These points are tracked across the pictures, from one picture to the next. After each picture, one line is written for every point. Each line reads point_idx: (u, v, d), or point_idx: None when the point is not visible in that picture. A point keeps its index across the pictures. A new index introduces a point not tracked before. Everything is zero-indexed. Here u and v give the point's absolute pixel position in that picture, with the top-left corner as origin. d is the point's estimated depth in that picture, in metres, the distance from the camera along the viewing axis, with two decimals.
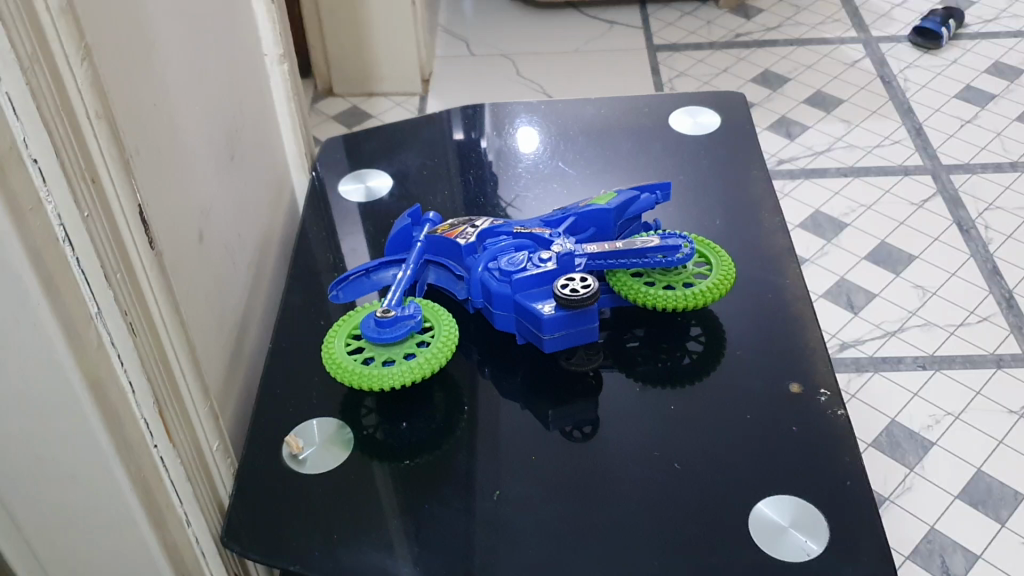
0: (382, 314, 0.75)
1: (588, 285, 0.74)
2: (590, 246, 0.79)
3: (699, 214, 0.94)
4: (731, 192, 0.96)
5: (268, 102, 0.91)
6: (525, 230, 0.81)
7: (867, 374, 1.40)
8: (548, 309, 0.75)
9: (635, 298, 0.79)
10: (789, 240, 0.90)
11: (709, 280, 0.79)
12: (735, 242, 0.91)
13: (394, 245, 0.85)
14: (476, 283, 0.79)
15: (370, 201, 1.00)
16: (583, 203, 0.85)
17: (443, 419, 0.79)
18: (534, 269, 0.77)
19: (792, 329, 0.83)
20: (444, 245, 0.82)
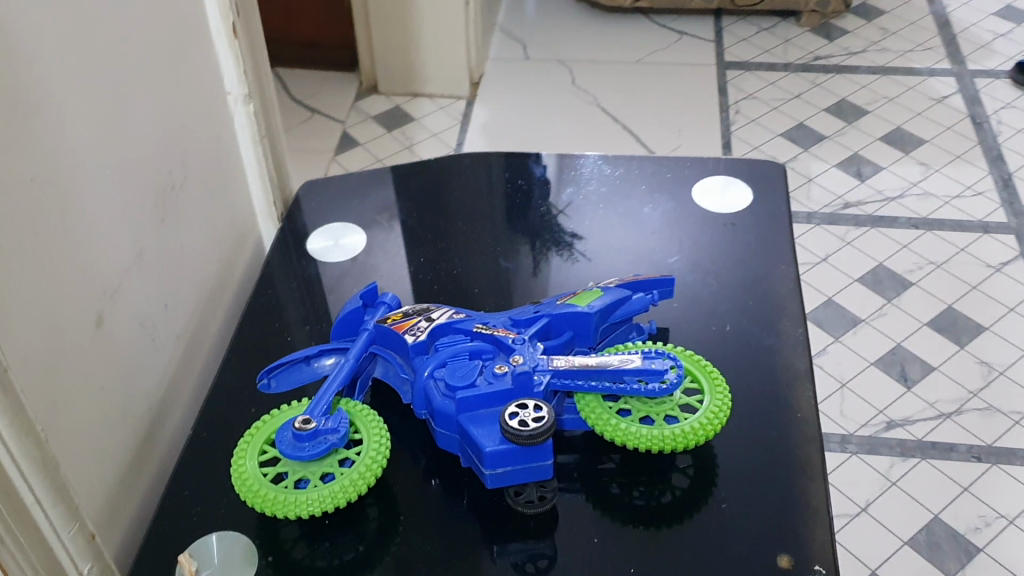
0: (301, 427, 0.64)
1: (541, 416, 0.62)
2: (556, 362, 0.66)
3: (707, 314, 0.80)
4: (751, 289, 0.82)
5: (227, 145, 0.81)
6: (487, 330, 0.69)
7: (913, 460, 1.24)
8: (494, 440, 0.63)
9: (603, 431, 0.66)
10: (808, 359, 0.77)
11: (696, 418, 0.66)
12: (744, 356, 0.77)
13: (341, 328, 0.74)
14: (420, 390, 0.67)
15: (345, 251, 0.89)
16: (563, 299, 0.73)
17: (372, 541, 0.68)
18: (485, 386, 0.65)
19: (794, 477, 0.70)
20: (392, 338, 0.70)
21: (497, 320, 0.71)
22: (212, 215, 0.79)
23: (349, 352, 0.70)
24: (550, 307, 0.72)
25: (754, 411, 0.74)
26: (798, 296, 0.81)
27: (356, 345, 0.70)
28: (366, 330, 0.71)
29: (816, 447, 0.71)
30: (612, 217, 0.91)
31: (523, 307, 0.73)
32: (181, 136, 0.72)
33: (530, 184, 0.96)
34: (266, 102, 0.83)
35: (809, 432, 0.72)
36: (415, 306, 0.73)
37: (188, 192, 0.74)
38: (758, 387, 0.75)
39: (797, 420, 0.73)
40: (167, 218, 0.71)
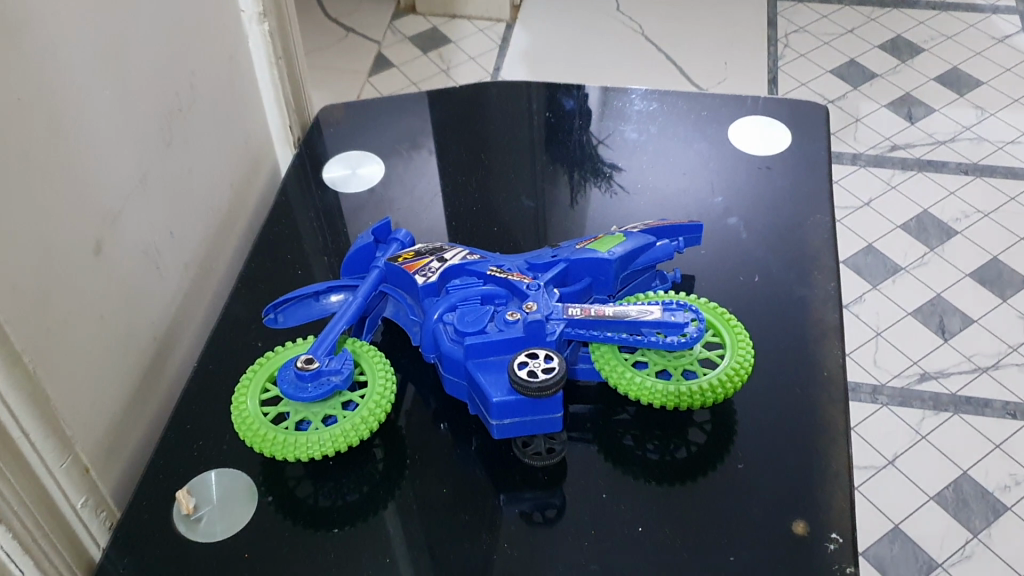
0: (304, 367, 0.62)
1: (552, 367, 0.60)
2: (571, 310, 0.64)
3: (735, 262, 0.76)
4: (783, 238, 0.78)
5: (239, 64, 0.78)
6: (501, 273, 0.66)
7: (945, 414, 1.20)
8: (502, 390, 0.61)
9: (616, 383, 0.63)
10: (840, 314, 0.73)
11: (715, 373, 0.63)
12: (772, 307, 0.73)
13: (352, 264, 0.72)
14: (429, 334, 0.65)
15: (361, 181, 0.85)
16: (582, 244, 0.70)
17: (378, 483, 0.66)
18: (495, 333, 0.63)
19: (815, 439, 0.66)
20: (402, 278, 0.68)
21: (513, 263, 0.68)
22: (223, 139, 0.76)
23: (357, 290, 0.68)
24: (568, 252, 0.69)
25: (777, 367, 0.70)
26: (833, 248, 0.77)
27: (365, 283, 0.68)
28: (377, 268, 0.69)
29: (841, 409, 0.67)
30: (649, 156, 0.87)
31: (541, 251, 0.70)
32: (187, 53, 0.69)
33: (562, 118, 0.92)
34: (282, 20, 0.80)
35: (834, 393, 0.68)
36: (428, 245, 0.71)
37: (196, 113, 0.71)
38: (783, 342, 0.71)
39: (823, 379, 0.69)
40: (172, 140, 0.68)
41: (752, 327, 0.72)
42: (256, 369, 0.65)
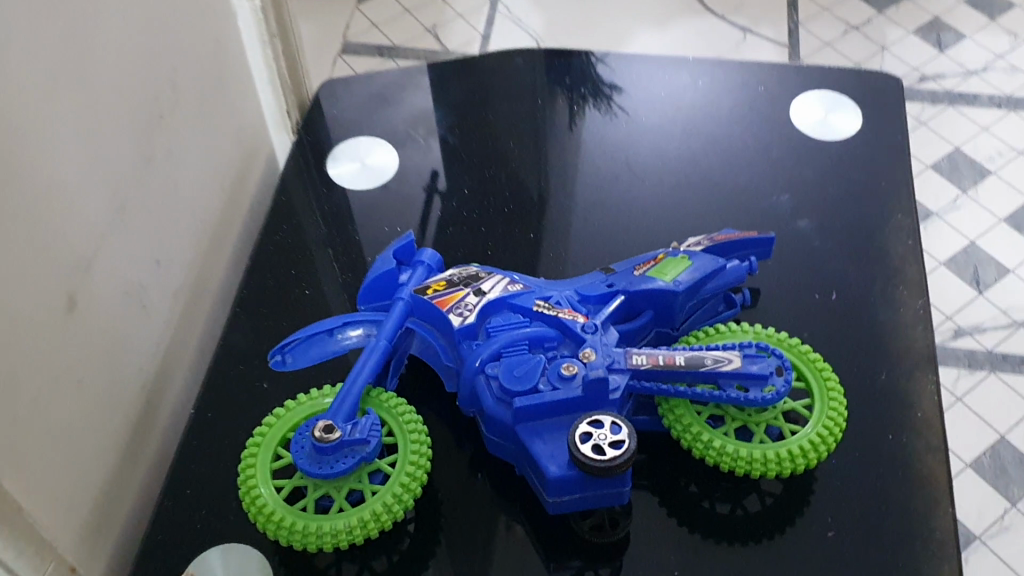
0: (319, 438, 0.52)
1: (620, 439, 0.50)
2: (634, 358, 0.54)
3: (809, 274, 0.66)
4: (860, 242, 0.68)
5: (227, 48, 0.66)
6: (550, 310, 0.56)
7: (980, 375, 0.96)
8: (560, 460, 0.51)
9: (689, 446, 0.54)
10: (932, 341, 0.63)
11: (805, 433, 0.54)
12: (854, 332, 0.63)
13: (369, 292, 0.61)
14: (467, 385, 0.55)
15: (369, 171, 0.74)
16: (641, 269, 0.59)
17: (410, 547, 0.57)
18: (549, 389, 0.53)
19: (912, 500, 0.57)
20: (431, 315, 0.58)
21: (561, 294, 0.58)
22: (212, 139, 0.65)
23: (380, 330, 0.57)
24: (626, 280, 0.59)
25: (864, 408, 0.61)
26: (919, 256, 0.67)
27: (388, 321, 0.58)
28: (401, 301, 0.58)
29: (942, 462, 0.58)
30: (694, 139, 0.76)
31: (592, 276, 0.60)
32: (165, 49, 0.58)
33: (591, 91, 0.81)
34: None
35: (932, 441, 0.59)
36: (458, 269, 0.60)
37: (179, 118, 0.60)
38: (869, 376, 0.61)
39: (918, 423, 0.60)
40: (153, 155, 0.57)
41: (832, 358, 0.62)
42: (264, 435, 0.55)
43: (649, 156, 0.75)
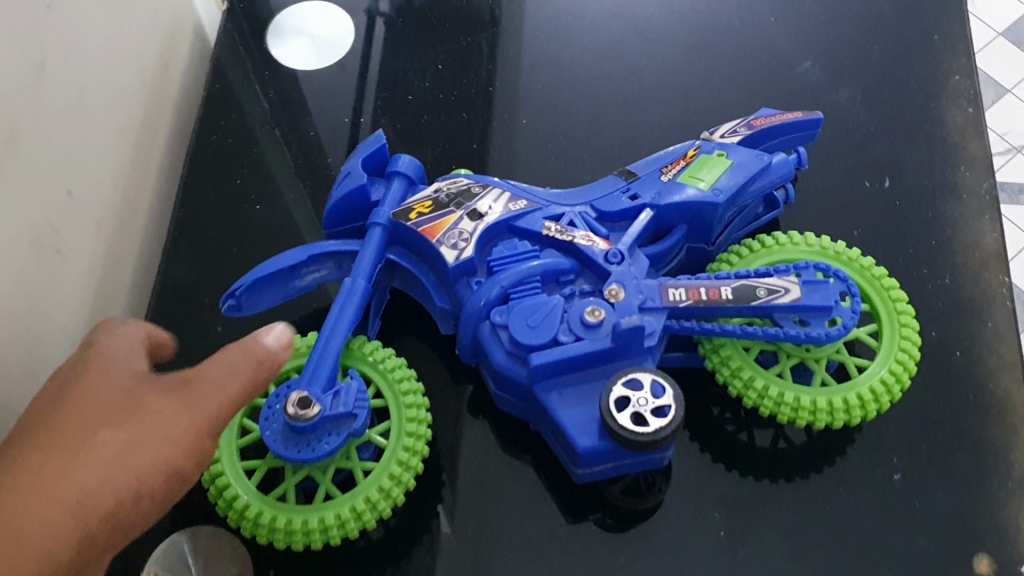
0: (293, 417, 0.41)
1: (667, 404, 0.41)
2: (671, 294, 0.44)
3: (854, 158, 0.57)
4: (911, 117, 0.58)
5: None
6: (562, 235, 0.46)
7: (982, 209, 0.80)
8: (590, 428, 0.42)
9: (738, 393, 0.45)
10: (1001, 234, 0.54)
11: (875, 371, 0.45)
12: (911, 230, 0.54)
13: (334, 212, 0.50)
14: (467, 334, 0.45)
15: (319, 53, 0.63)
16: (669, 172, 0.49)
17: (407, 508, 0.48)
18: (571, 341, 0.43)
19: (987, 427, 0.50)
20: (420, 246, 0.47)
21: (574, 211, 0.48)
22: (125, 21, 0.52)
23: (355, 266, 0.46)
24: (652, 188, 0.48)
25: (926, 320, 0.52)
26: (981, 128, 0.57)
27: (365, 253, 0.47)
28: (378, 228, 0.48)
29: (1017, 382, 0.51)
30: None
31: (609, 182, 0.49)
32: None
33: None
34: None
35: (1005, 355, 0.51)
36: (448, 182, 0.49)
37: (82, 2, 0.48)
38: (930, 281, 0.53)
39: (988, 335, 0.52)
40: (54, 60, 0.45)
41: (888, 262, 0.53)
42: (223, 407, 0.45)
43: (657, 15, 0.64)
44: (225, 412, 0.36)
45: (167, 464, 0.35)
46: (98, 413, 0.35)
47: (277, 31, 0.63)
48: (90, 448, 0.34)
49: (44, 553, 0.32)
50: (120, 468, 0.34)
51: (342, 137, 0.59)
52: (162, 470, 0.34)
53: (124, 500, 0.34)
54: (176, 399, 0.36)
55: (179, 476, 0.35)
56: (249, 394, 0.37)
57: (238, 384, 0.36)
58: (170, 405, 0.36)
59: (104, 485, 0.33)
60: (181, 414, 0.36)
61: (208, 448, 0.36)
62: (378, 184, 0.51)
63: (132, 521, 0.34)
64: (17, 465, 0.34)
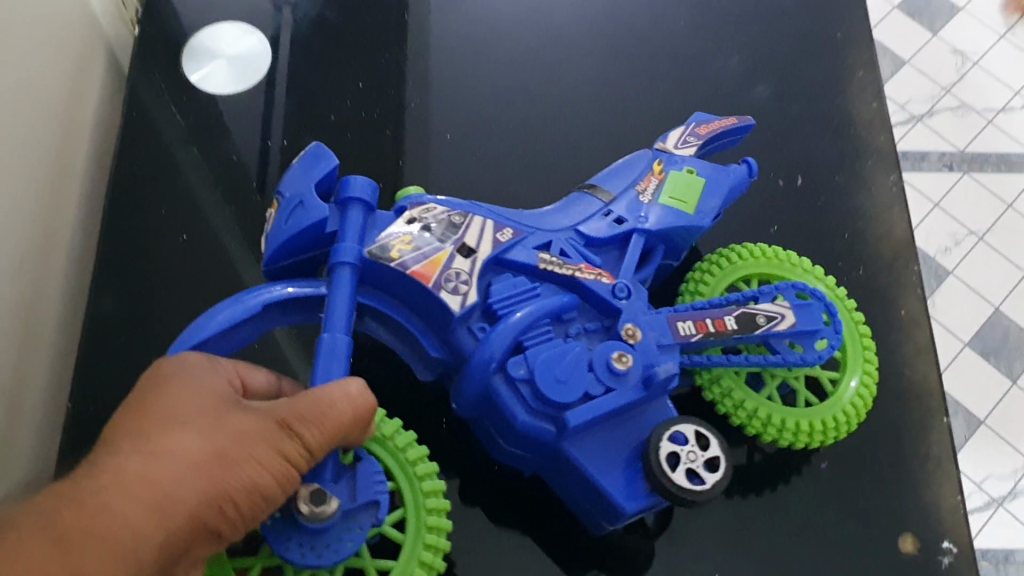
0: (310, 514, 0.36)
1: (712, 455, 0.41)
2: (680, 328, 0.44)
3: (768, 157, 0.59)
4: (820, 115, 0.61)
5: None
6: (562, 270, 0.44)
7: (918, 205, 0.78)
8: (631, 477, 0.41)
9: (737, 421, 0.46)
10: (909, 224, 0.57)
11: (845, 400, 0.47)
12: (826, 225, 0.57)
13: (284, 248, 0.43)
14: (475, 390, 0.41)
15: (234, 73, 0.62)
16: (647, 192, 0.48)
17: None
18: (603, 391, 0.41)
19: (907, 411, 0.52)
20: (403, 289, 0.42)
21: (557, 237, 0.46)
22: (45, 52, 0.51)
23: (329, 316, 0.39)
24: (630, 211, 0.47)
25: None
26: (885, 121, 0.61)
27: (338, 298, 0.40)
28: (349, 267, 0.41)
29: (933, 367, 0.53)
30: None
31: (582, 200, 0.48)
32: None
33: None
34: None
35: (920, 342, 0.54)
36: (423, 209, 0.45)
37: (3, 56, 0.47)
38: (846, 274, 0.55)
39: (904, 323, 0.54)
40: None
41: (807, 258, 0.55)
42: None
43: (569, 22, 0.65)
44: (317, 449, 0.35)
45: (244, 487, 0.33)
46: (188, 417, 0.34)
47: (190, 52, 0.63)
48: (176, 445, 0.33)
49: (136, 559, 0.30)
50: (210, 486, 0.32)
51: (264, 161, 0.59)
52: (243, 487, 0.33)
53: (205, 518, 0.32)
54: (262, 420, 0.35)
55: (259, 495, 0.34)
56: (342, 438, 0.36)
57: (337, 422, 0.35)
58: (261, 428, 0.34)
59: (187, 491, 0.32)
60: (269, 439, 0.34)
61: (288, 480, 0.35)
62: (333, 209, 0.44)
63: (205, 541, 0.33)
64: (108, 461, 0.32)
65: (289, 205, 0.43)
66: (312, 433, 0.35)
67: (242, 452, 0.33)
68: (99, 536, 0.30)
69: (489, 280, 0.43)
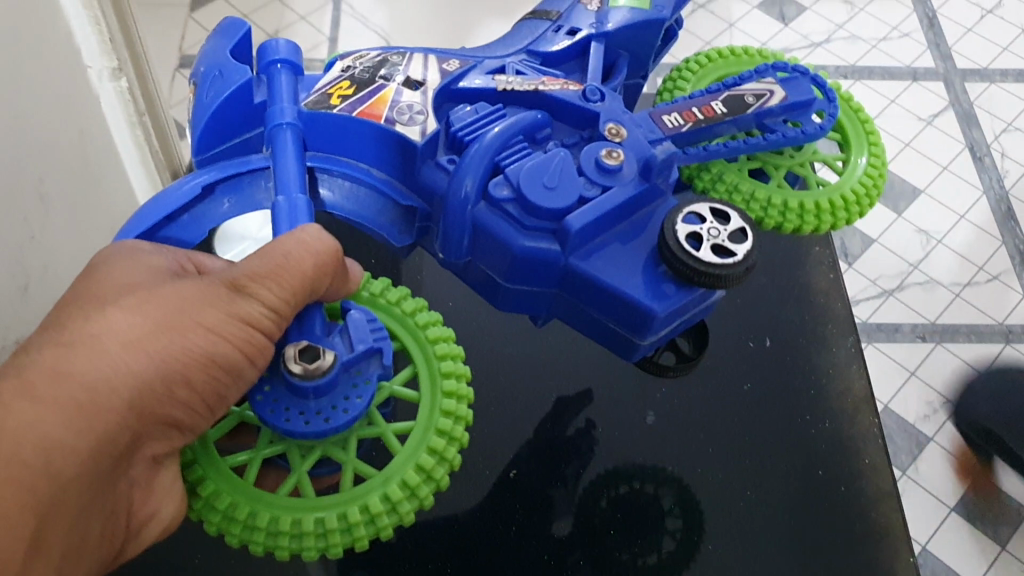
0: (304, 374, 0.41)
1: (738, 241, 0.45)
2: (667, 120, 0.51)
3: (739, 321, 0.65)
4: (784, 285, 0.68)
5: (91, 135, 0.63)
6: (520, 87, 0.50)
7: (889, 366, 0.80)
8: (652, 281, 0.45)
9: (756, 209, 0.55)
10: (868, 380, 0.63)
11: (857, 172, 0.59)
12: (792, 379, 0.63)
13: (211, 129, 0.51)
14: (462, 229, 0.46)
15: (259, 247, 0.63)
16: (593, 3, 0.57)
17: None
18: (598, 193, 0.46)
19: (873, 552, 0.56)
20: (348, 136, 0.50)
21: (517, 59, 0.54)
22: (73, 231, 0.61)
23: (280, 166, 0.47)
24: (586, 21, 0.56)
25: (815, 459, 0.59)
26: (841, 291, 0.68)
27: (288, 158, 0.47)
28: (287, 126, 0.48)
29: (896, 511, 0.58)
30: None
31: (540, 27, 0.57)
32: (28, 158, 0.55)
33: None
34: (145, 75, 0.65)
35: (883, 487, 0.59)
36: (354, 58, 0.54)
37: (49, 229, 0.58)
38: (814, 425, 0.61)
39: (867, 469, 0.59)
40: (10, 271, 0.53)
41: (775, 411, 0.61)
42: (211, 454, 0.43)
43: None
44: (272, 299, 0.41)
45: (193, 352, 0.40)
46: (114, 297, 0.41)
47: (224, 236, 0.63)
48: (109, 316, 0.40)
49: (86, 435, 0.37)
50: (157, 353, 0.39)
51: None
52: (189, 353, 0.40)
53: (156, 392, 0.39)
54: (203, 291, 0.41)
55: (211, 357, 0.40)
56: (296, 298, 0.42)
57: (287, 280, 0.41)
58: (201, 298, 0.41)
59: (131, 362, 0.39)
60: (217, 309, 0.41)
61: (244, 340, 0.41)
62: (257, 79, 0.53)
63: (163, 414, 0.40)
64: (69, 331, 0.39)
65: (207, 77, 0.52)
66: (263, 293, 0.41)
67: (188, 320, 0.40)
68: (50, 413, 0.36)
69: (446, 113, 0.51)
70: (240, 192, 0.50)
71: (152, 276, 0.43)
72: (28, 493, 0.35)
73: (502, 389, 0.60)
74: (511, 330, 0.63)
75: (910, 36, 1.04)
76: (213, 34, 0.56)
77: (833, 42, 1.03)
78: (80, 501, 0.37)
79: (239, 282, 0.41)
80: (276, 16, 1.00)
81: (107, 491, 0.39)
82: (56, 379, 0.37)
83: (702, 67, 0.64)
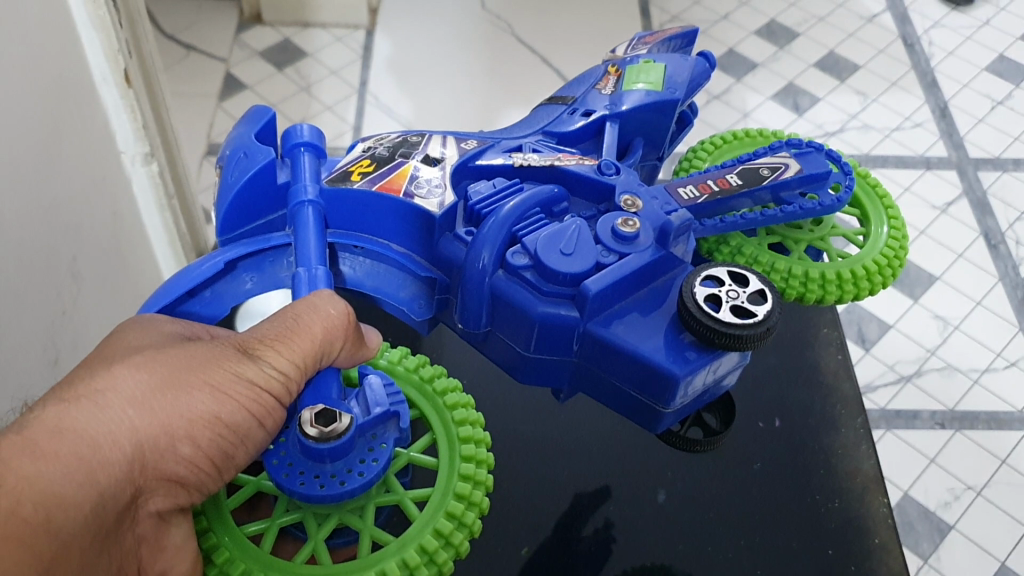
0: (319, 436, 0.42)
1: (759, 302, 0.46)
2: (682, 194, 0.53)
3: (750, 403, 0.66)
4: (794, 366, 0.69)
5: (122, 218, 0.66)
6: (534, 163, 0.53)
7: (906, 453, 0.81)
8: (674, 347, 0.46)
9: (777, 279, 0.57)
10: (877, 461, 0.64)
11: (878, 244, 0.61)
12: (801, 457, 0.63)
13: (233, 211, 0.52)
14: (480, 299, 0.48)
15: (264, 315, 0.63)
16: (607, 87, 0.60)
17: None
18: (615, 259, 0.48)
19: None
20: (368, 214, 0.52)
21: (534, 139, 0.57)
22: (97, 304, 0.63)
23: (301, 242, 0.48)
24: (600, 104, 0.59)
25: (826, 539, 0.59)
26: (850, 372, 0.69)
27: (308, 236, 0.49)
28: (309, 205, 0.50)
29: None
30: None
31: (558, 112, 0.59)
32: (64, 238, 0.58)
33: None
34: (173, 157, 0.68)
35: (893, 567, 0.58)
36: (375, 141, 0.56)
37: (81, 304, 0.61)
38: (824, 504, 0.61)
39: (878, 550, 0.59)
40: (30, 343, 0.55)
41: (788, 491, 0.61)
42: (226, 521, 0.45)
43: None
44: (281, 363, 0.43)
45: (197, 413, 0.42)
46: (120, 354, 0.43)
47: (246, 313, 0.64)
48: (114, 370, 0.42)
49: (86, 488, 0.38)
50: (161, 410, 0.42)
51: None
52: (194, 413, 0.42)
53: (160, 446, 0.41)
54: (207, 350, 0.44)
55: (214, 416, 0.42)
56: (307, 363, 0.44)
57: (298, 345, 0.43)
58: (207, 356, 0.43)
59: (135, 418, 0.41)
60: (223, 369, 0.43)
61: (251, 401, 0.43)
62: (282, 161, 0.54)
63: (168, 471, 0.41)
64: (75, 387, 0.41)
65: (232, 159, 0.54)
66: (274, 357, 0.43)
67: (193, 378, 0.43)
68: (53, 468, 0.38)
69: (463, 186, 0.53)
70: (261, 269, 0.52)
71: (162, 338, 0.45)
72: (27, 549, 0.36)
73: (514, 470, 0.61)
74: (526, 412, 0.64)
75: (922, 126, 1.06)
76: (242, 120, 0.58)
77: (846, 132, 1.06)
78: (80, 553, 0.39)
79: (250, 348, 0.44)
80: (303, 105, 1.03)
81: (109, 544, 0.41)
82: (57, 434, 0.39)
83: (719, 147, 0.66)
